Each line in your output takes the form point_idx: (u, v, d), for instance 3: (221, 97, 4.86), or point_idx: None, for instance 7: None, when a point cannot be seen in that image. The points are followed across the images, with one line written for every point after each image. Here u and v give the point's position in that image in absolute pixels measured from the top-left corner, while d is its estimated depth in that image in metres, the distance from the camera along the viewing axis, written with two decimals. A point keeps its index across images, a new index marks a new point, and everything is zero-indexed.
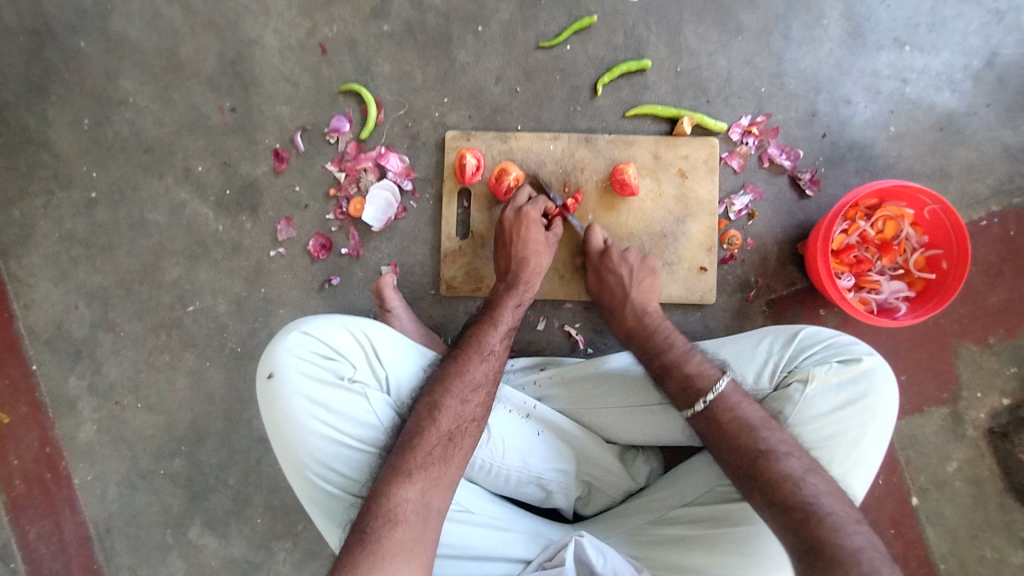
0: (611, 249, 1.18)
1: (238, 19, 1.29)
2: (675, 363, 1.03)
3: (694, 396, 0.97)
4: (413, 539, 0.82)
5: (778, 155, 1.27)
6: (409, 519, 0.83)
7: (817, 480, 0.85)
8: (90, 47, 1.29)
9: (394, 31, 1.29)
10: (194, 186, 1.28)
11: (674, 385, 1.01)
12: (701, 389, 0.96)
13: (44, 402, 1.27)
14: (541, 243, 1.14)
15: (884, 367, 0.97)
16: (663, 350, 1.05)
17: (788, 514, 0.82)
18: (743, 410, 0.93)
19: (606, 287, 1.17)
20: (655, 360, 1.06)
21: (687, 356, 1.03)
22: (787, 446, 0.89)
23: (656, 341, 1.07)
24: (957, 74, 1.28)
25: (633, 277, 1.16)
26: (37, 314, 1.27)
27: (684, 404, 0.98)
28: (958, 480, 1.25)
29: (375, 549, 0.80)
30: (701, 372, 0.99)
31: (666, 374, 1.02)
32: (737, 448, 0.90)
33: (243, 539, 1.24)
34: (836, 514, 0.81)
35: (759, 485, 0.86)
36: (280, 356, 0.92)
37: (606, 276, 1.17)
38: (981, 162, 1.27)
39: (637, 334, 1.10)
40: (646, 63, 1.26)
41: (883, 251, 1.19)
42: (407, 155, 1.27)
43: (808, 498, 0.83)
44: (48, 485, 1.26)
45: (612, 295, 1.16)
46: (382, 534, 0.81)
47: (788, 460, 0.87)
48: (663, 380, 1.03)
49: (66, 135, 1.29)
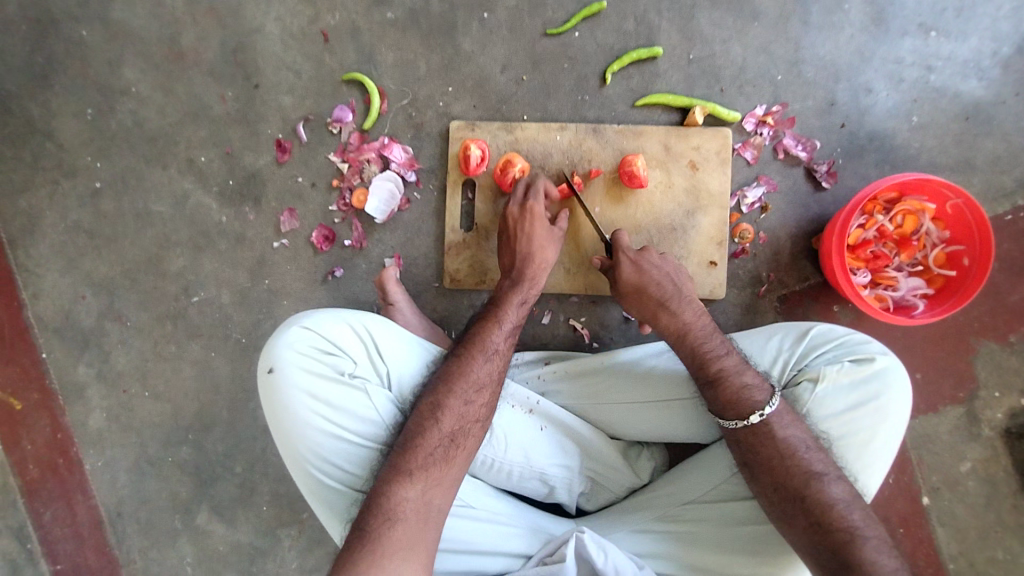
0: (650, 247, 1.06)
1: (241, 6, 1.27)
2: (732, 371, 0.94)
3: (748, 410, 0.91)
4: (413, 538, 0.82)
5: (794, 145, 1.22)
6: (410, 518, 0.83)
7: (860, 505, 0.85)
8: (93, 36, 1.28)
9: (398, 18, 1.26)
10: (198, 176, 1.27)
11: (723, 396, 0.93)
12: (757, 404, 0.90)
13: (53, 390, 1.28)
14: (546, 239, 1.10)
15: (898, 366, 0.94)
16: (720, 355, 0.95)
17: (832, 537, 0.82)
18: (793, 430, 0.90)
19: (651, 279, 1.02)
20: (709, 364, 0.95)
21: (743, 368, 0.94)
22: (833, 470, 0.87)
23: (712, 344, 0.97)
24: (986, 61, 1.22)
25: (679, 275, 1.05)
26: (45, 303, 1.28)
27: (735, 416, 0.91)
28: (974, 482, 1.22)
29: (375, 548, 0.80)
30: (757, 387, 0.92)
31: (719, 382, 0.93)
32: (787, 469, 0.87)
33: (248, 527, 1.25)
34: (875, 539, 0.81)
35: (808, 508, 0.84)
36: (280, 351, 0.91)
37: (650, 269, 1.03)
38: (1008, 154, 1.22)
39: (689, 335, 0.98)
40: (656, 51, 1.22)
41: (902, 246, 1.15)
42: (410, 146, 1.25)
43: (853, 523, 0.82)
44: (60, 470, 1.27)
45: (662, 288, 1.01)
46: (381, 532, 0.81)
47: (835, 485, 0.85)
48: (712, 388, 0.94)
49: (71, 125, 1.29)
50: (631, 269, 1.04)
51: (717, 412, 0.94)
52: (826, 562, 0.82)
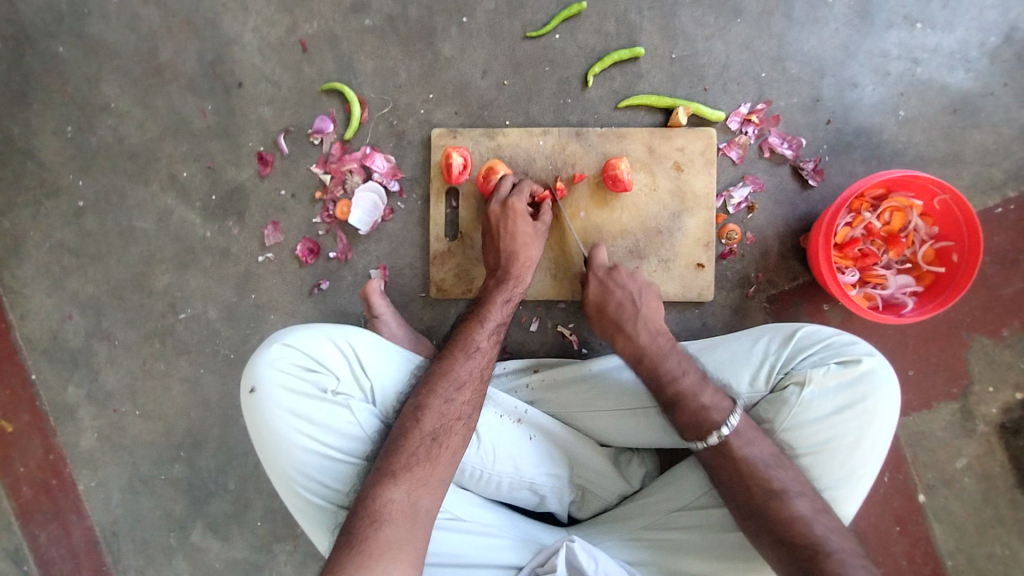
0: (619, 266, 1.12)
1: (217, 18, 1.26)
2: (689, 393, 0.95)
3: (707, 431, 0.92)
4: (400, 538, 0.81)
5: (779, 143, 1.21)
6: (396, 518, 0.82)
7: (824, 519, 0.85)
8: (70, 53, 1.27)
9: (376, 25, 1.25)
10: (180, 192, 1.26)
11: (684, 417, 0.95)
12: (716, 424, 0.91)
13: (45, 411, 1.28)
14: (530, 236, 1.10)
15: (885, 366, 0.94)
16: (677, 377, 0.97)
17: (795, 551, 0.83)
18: (754, 448, 0.90)
19: (612, 299, 1.09)
20: (665, 387, 0.98)
21: (702, 386, 0.95)
22: (797, 485, 0.88)
23: (667, 366, 0.99)
24: (973, 52, 1.21)
25: (640, 294, 1.09)
26: (33, 324, 1.28)
27: (696, 437, 0.93)
28: (968, 477, 1.21)
29: (361, 549, 0.79)
30: (717, 405, 0.93)
31: (679, 404, 0.96)
32: (746, 489, 0.88)
33: (244, 541, 1.25)
34: (844, 553, 0.82)
35: (770, 524, 0.85)
36: (261, 370, 0.90)
37: (614, 287, 1.10)
38: (997, 145, 1.20)
39: (644, 357, 1.02)
40: (638, 51, 1.20)
41: (890, 243, 1.14)
42: (392, 155, 1.24)
43: (818, 537, 0.83)
44: (54, 491, 1.28)
45: (621, 309, 1.07)
46: (367, 534, 0.80)
47: (798, 500, 0.86)
48: (673, 411, 0.96)
49: (51, 144, 1.28)
50: (598, 288, 1.11)
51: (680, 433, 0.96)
52: (793, 575, 0.83)
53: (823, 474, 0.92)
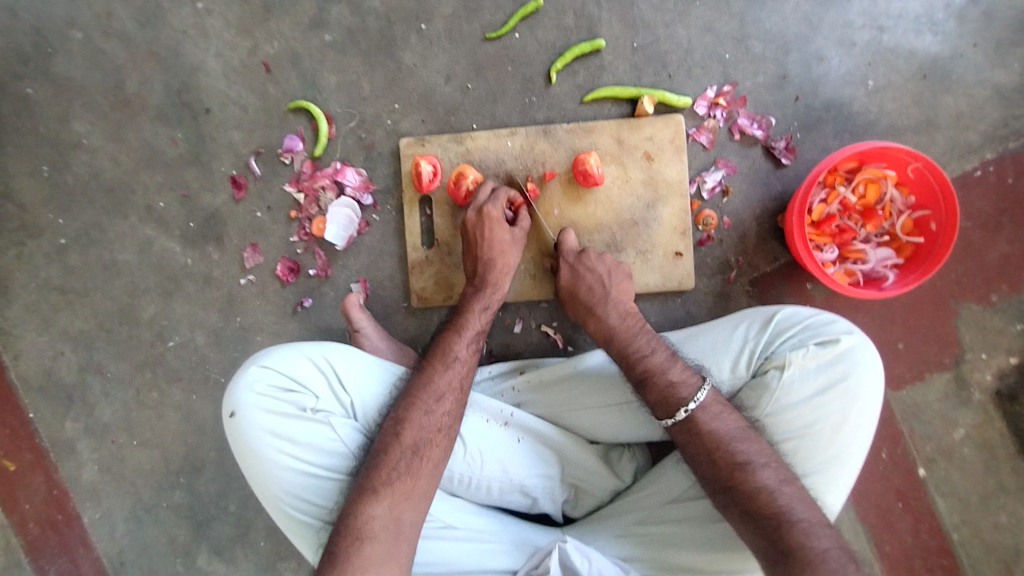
0: (588, 250, 1.11)
1: (179, 46, 1.27)
2: (658, 370, 0.96)
3: (676, 406, 0.92)
4: (383, 554, 0.83)
5: (749, 125, 1.20)
6: (379, 535, 0.83)
7: (789, 489, 0.84)
8: (38, 93, 1.29)
9: (336, 40, 1.25)
10: (158, 223, 1.28)
11: (654, 394, 0.95)
12: (683, 399, 0.92)
13: (46, 448, 1.30)
14: (507, 241, 1.09)
15: (865, 344, 0.93)
16: (646, 355, 0.98)
17: (760, 522, 0.82)
18: (720, 422, 0.91)
19: (583, 283, 1.09)
20: (636, 365, 0.98)
21: (670, 363, 0.96)
22: (763, 457, 0.87)
23: (637, 344, 1.00)
24: (940, 15, 1.19)
25: (610, 277, 1.09)
26: (27, 363, 1.30)
27: (665, 413, 0.93)
28: (966, 446, 1.20)
29: (344, 568, 0.81)
30: (685, 382, 0.94)
31: (648, 381, 0.96)
32: (711, 469, 0.88)
33: (250, 561, 1.27)
34: (809, 522, 0.81)
35: (738, 497, 0.85)
36: (240, 394, 0.92)
37: (584, 271, 1.10)
38: (971, 108, 1.18)
39: (614, 337, 1.02)
40: (599, 43, 1.20)
41: (867, 217, 1.12)
42: (363, 168, 1.24)
43: (785, 507, 0.82)
44: (61, 525, 1.31)
45: (591, 293, 1.07)
46: (351, 552, 0.82)
47: (763, 471, 0.86)
48: (644, 388, 0.97)
49: (28, 185, 1.29)
50: (568, 274, 1.11)
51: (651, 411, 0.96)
52: (759, 544, 0.82)
53: (810, 456, 0.91)
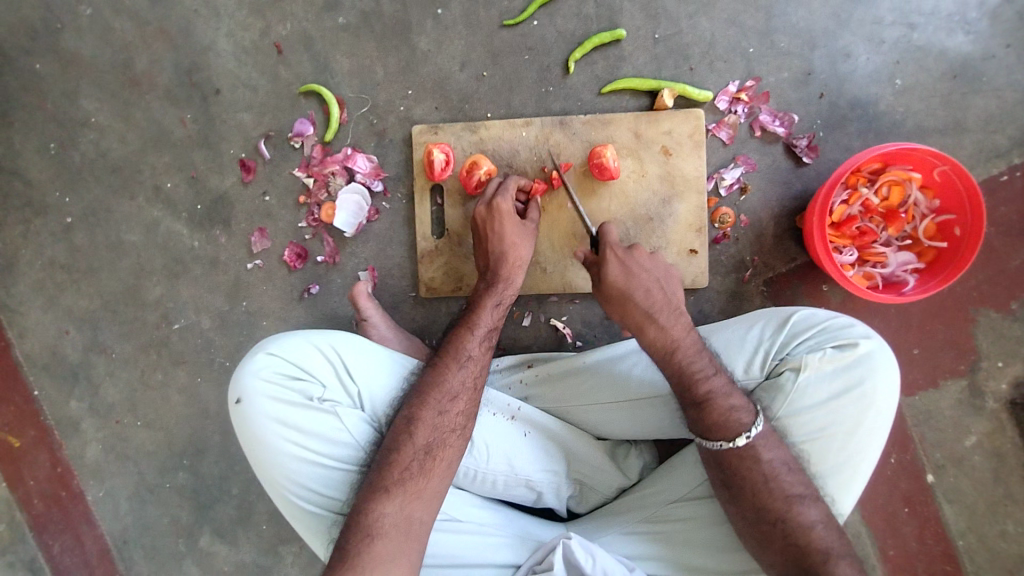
0: (639, 246, 0.98)
1: (190, 24, 1.24)
2: (720, 393, 0.90)
3: (735, 431, 0.87)
4: (394, 550, 0.82)
5: (771, 121, 1.17)
6: (389, 532, 0.82)
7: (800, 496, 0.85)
8: (47, 68, 1.27)
9: (350, 22, 1.22)
10: (166, 203, 1.26)
11: (711, 418, 0.89)
12: (745, 426, 0.87)
13: (50, 426, 1.30)
14: (517, 234, 1.05)
15: (883, 349, 0.91)
16: (710, 376, 0.91)
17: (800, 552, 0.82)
18: (775, 452, 0.88)
19: (638, 284, 0.95)
20: (697, 384, 0.91)
21: (731, 387, 0.91)
22: (805, 487, 0.86)
23: (701, 363, 0.91)
24: (972, 13, 1.15)
25: (667, 282, 0.97)
26: (32, 341, 1.29)
27: (721, 437, 0.88)
28: (978, 456, 1.18)
29: (355, 565, 0.80)
30: (744, 408, 0.89)
31: (708, 403, 0.89)
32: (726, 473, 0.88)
33: (251, 545, 1.27)
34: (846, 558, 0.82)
35: (787, 531, 0.83)
36: (247, 381, 0.90)
37: (638, 271, 0.96)
38: (1001, 110, 1.15)
39: (678, 351, 0.92)
40: (619, 33, 1.17)
41: (889, 220, 1.10)
42: (375, 154, 1.22)
43: (830, 545, 0.82)
44: (64, 502, 1.30)
45: (649, 297, 0.94)
46: (360, 548, 0.81)
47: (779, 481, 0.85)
48: (700, 409, 0.90)
49: (35, 162, 1.28)
50: (619, 271, 0.96)
51: (700, 433, 0.91)
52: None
53: (820, 461, 0.90)
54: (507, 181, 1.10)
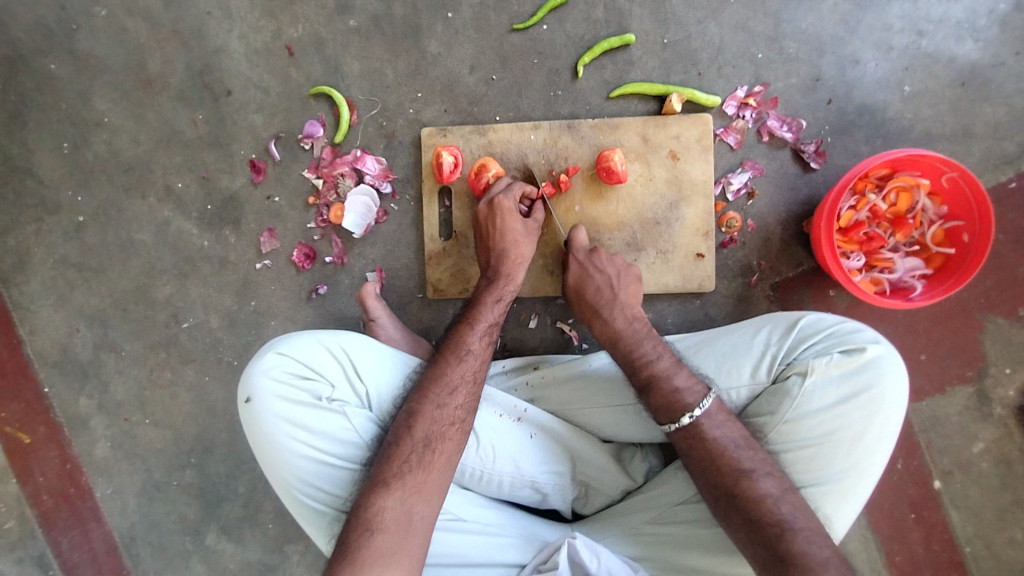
0: (598, 248, 1.09)
1: (203, 26, 1.26)
2: (663, 375, 0.94)
3: (680, 411, 0.91)
4: (393, 546, 0.81)
5: (779, 126, 1.17)
6: (389, 527, 0.82)
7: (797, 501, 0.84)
8: (62, 69, 1.28)
9: (361, 25, 1.23)
10: (177, 203, 1.27)
11: (657, 400, 0.93)
12: (688, 406, 0.90)
13: (59, 423, 1.31)
14: (520, 231, 1.07)
15: (891, 354, 0.91)
16: (651, 360, 0.96)
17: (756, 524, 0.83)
18: (723, 430, 0.89)
19: (590, 284, 1.07)
20: (641, 369, 0.97)
21: (675, 370, 0.95)
22: (774, 473, 0.87)
23: (643, 349, 0.98)
24: (981, 21, 1.15)
25: (619, 281, 1.06)
26: (43, 338, 1.31)
27: (668, 419, 0.92)
28: (985, 462, 1.18)
29: (353, 558, 0.80)
30: (688, 387, 0.92)
31: (652, 386, 0.94)
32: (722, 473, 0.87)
33: (257, 544, 1.27)
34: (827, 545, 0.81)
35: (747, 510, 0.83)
36: (256, 380, 0.91)
37: (593, 271, 1.07)
38: (1009, 117, 1.15)
39: (620, 340, 1.01)
40: (628, 38, 1.17)
41: (897, 226, 1.10)
42: (384, 156, 1.23)
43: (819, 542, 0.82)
44: (72, 498, 1.31)
45: (598, 293, 1.05)
46: (361, 543, 0.81)
47: (772, 487, 0.85)
48: (647, 392, 0.95)
49: (49, 161, 1.29)
50: (576, 270, 1.09)
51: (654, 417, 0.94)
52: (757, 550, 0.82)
53: (826, 465, 0.89)
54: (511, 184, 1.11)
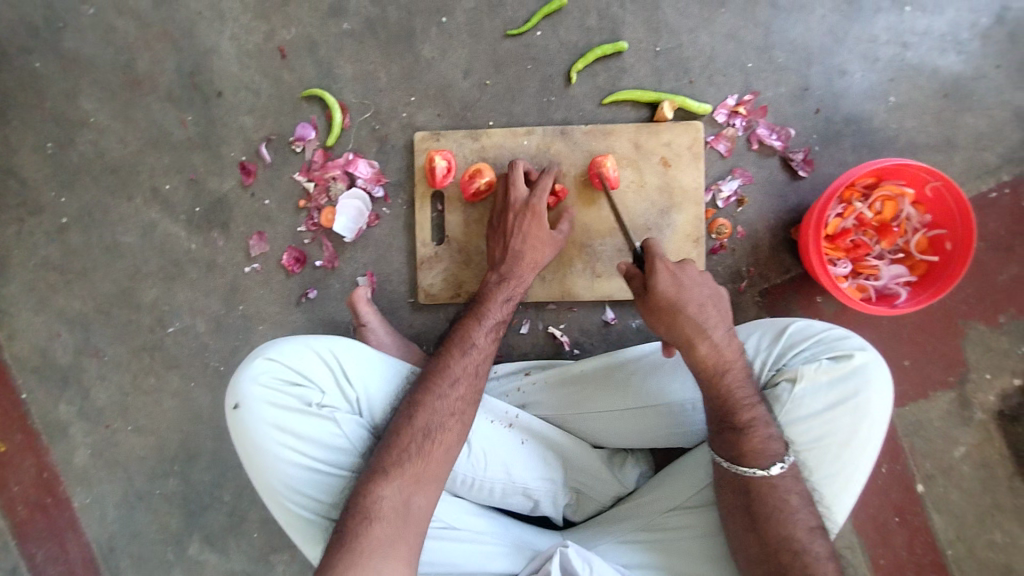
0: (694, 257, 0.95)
1: (193, 27, 1.24)
2: (760, 422, 0.89)
3: (771, 460, 0.87)
4: (391, 535, 0.81)
5: (768, 135, 1.19)
6: (387, 516, 0.82)
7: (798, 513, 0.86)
8: (46, 67, 1.26)
9: (354, 28, 1.23)
10: (164, 205, 1.25)
11: (748, 444, 0.88)
12: (778, 455, 0.88)
13: (37, 430, 1.28)
14: (545, 240, 1.07)
15: (878, 361, 0.92)
16: (752, 403, 0.90)
17: (763, 540, 0.85)
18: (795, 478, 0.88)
19: (690, 298, 0.90)
20: (741, 409, 0.89)
21: (767, 419, 0.90)
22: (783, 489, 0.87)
23: (747, 389, 0.90)
24: (963, 34, 1.18)
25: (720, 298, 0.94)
26: (22, 343, 1.27)
27: (756, 463, 0.87)
28: (968, 467, 1.20)
29: (351, 547, 0.79)
30: (777, 439, 0.89)
31: (746, 430, 0.88)
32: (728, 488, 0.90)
33: (241, 554, 1.25)
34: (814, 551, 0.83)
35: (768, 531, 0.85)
36: (244, 386, 0.89)
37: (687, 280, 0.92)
38: (990, 129, 1.18)
39: (728, 372, 0.90)
40: (621, 46, 1.18)
41: (882, 234, 1.12)
42: (376, 160, 1.22)
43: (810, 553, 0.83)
44: (50, 508, 1.28)
45: (703, 312, 0.90)
46: (358, 531, 0.80)
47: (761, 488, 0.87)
48: (738, 435, 0.88)
49: (31, 161, 1.27)
50: (668, 282, 0.91)
51: (733, 455, 0.89)
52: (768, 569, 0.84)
53: (814, 470, 0.90)
54: (543, 175, 1.10)
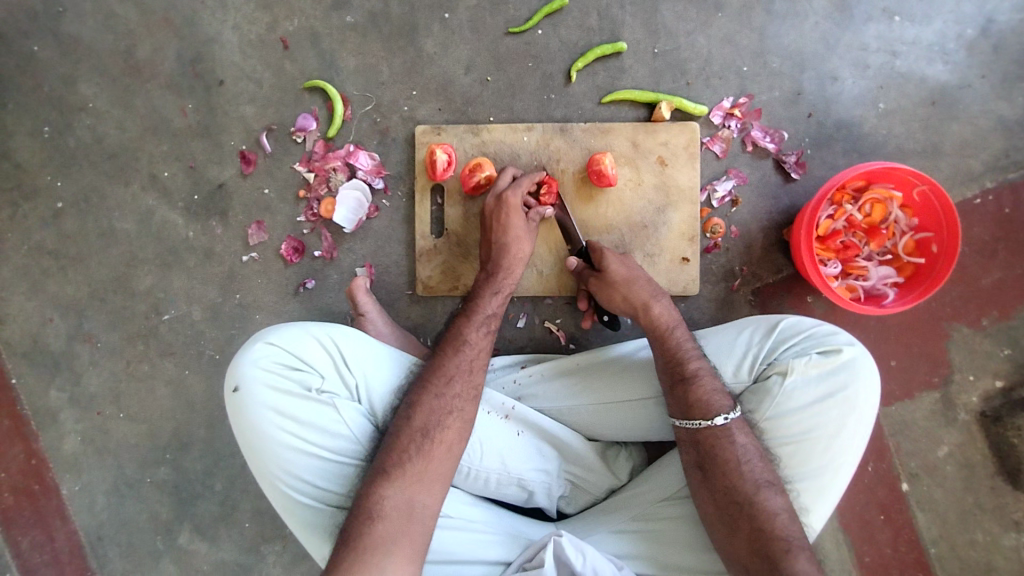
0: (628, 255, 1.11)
1: (196, 15, 1.25)
2: (705, 375, 0.96)
3: (714, 412, 0.92)
4: (395, 534, 0.81)
5: (762, 137, 1.22)
6: (391, 515, 0.82)
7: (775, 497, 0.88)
8: (44, 51, 1.25)
9: (357, 22, 1.24)
10: (162, 192, 1.25)
11: (693, 395, 0.94)
12: (721, 408, 0.93)
13: (26, 416, 1.26)
14: (523, 230, 1.07)
15: (865, 356, 0.95)
16: (696, 357, 0.97)
17: (741, 520, 0.87)
18: (747, 440, 0.92)
19: (639, 277, 1.06)
20: (686, 364, 0.96)
21: (708, 375, 0.96)
22: (767, 477, 0.90)
23: (688, 346, 0.99)
24: (951, 45, 1.22)
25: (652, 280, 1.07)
26: (12, 328, 1.26)
27: (701, 416, 0.93)
28: (950, 465, 1.23)
29: (355, 546, 0.80)
30: (720, 394, 0.94)
31: (691, 382, 0.95)
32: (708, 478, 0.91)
33: (232, 544, 1.24)
34: (792, 536, 0.85)
35: (752, 514, 0.86)
36: (244, 370, 0.90)
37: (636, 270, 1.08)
38: (975, 137, 1.22)
39: (673, 332, 1.00)
40: (621, 46, 1.21)
41: (871, 235, 1.15)
42: (376, 152, 1.23)
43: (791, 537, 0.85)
44: (38, 495, 1.26)
45: (651, 284, 1.05)
46: (361, 530, 0.81)
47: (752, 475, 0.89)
48: (683, 387, 0.95)
49: (27, 145, 1.26)
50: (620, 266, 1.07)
51: (682, 411, 0.94)
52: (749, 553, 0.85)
53: (804, 462, 0.93)
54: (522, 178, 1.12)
